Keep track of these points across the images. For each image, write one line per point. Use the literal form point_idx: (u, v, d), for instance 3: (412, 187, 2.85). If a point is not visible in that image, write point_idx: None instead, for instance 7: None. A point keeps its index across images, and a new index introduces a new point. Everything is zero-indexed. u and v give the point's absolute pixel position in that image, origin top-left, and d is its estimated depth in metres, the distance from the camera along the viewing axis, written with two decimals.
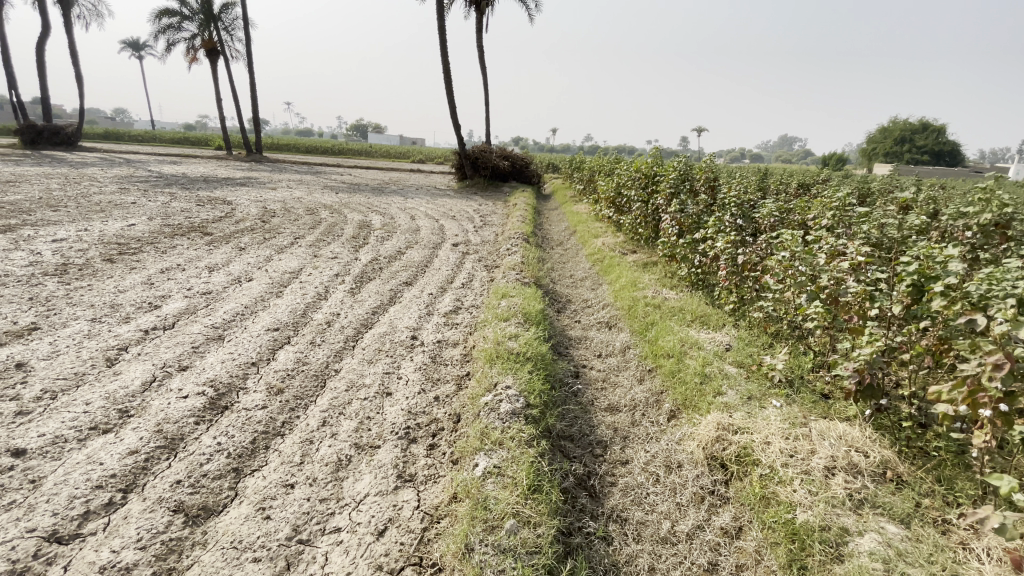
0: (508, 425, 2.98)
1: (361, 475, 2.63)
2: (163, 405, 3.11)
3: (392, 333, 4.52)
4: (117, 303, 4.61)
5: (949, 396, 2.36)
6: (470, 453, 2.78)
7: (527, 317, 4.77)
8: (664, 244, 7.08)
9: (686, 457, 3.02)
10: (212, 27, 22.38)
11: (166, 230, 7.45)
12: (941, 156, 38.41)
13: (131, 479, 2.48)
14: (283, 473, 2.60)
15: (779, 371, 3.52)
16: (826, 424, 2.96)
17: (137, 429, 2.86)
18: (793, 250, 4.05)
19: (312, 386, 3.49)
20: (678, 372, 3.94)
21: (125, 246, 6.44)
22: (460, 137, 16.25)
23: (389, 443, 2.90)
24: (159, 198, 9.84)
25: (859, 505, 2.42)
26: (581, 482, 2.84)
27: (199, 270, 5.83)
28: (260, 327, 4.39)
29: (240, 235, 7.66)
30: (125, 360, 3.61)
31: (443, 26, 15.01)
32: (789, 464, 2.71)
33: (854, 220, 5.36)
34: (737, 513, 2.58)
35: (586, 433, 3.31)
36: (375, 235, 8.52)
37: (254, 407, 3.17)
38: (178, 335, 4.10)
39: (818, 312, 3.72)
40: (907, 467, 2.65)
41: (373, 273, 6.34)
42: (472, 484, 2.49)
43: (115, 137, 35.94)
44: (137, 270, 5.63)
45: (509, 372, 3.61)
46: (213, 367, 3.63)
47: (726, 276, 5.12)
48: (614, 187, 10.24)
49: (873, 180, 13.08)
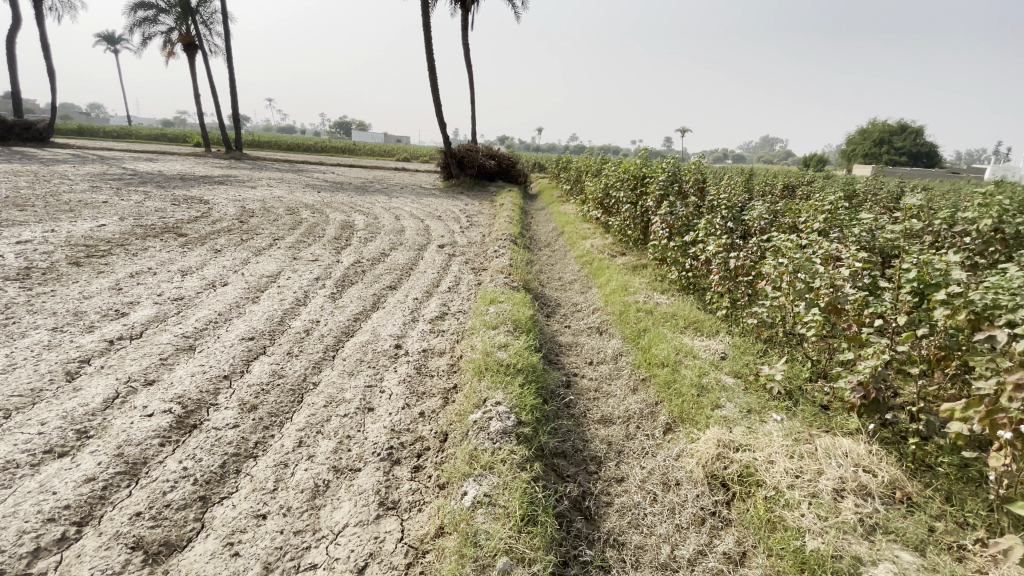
0: (499, 447, 2.81)
1: (340, 502, 2.43)
2: (125, 425, 2.87)
3: (375, 342, 4.31)
4: (82, 311, 4.33)
5: (964, 415, 2.28)
6: (458, 478, 2.60)
7: (517, 324, 4.60)
8: (654, 246, 6.96)
9: (685, 475, 2.88)
10: (190, 21, 21.70)
11: (138, 231, 7.11)
12: (918, 157, 39.27)
13: (87, 511, 2.25)
14: (254, 502, 2.39)
15: (778, 383, 3.40)
16: (830, 440, 2.84)
17: (96, 452, 2.63)
18: (791, 256, 3.92)
19: (289, 401, 3.28)
20: (673, 382, 3.80)
21: (93, 248, 6.11)
22: (446, 136, 16.07)
23: (371, 466, 2.70)
24: (132, 197, 9.44)
25: (871, 531, 2.31)
26: (577, 505, 2.68)
27: (172, 274, 5.55)
28: (234, 336, 4.15)
29: (217, 236, 7.36)
30: (87, 375, 3.35)
31: (429, 24, 14.82)
32: (795, 486, 2.58)
33: (845, 223, 5.32)
34: (741, 538, 2.44)
35: (579, 448, 3.15)
36: (357, 236, 8.26)
37: (224, 426, 2.95)
38: (146, 345, 3.84)
39: (817, 320, 3.59)
40: (916, 486, 2.55)
41: (355, 277, 6.11)
42: (460, 516, 2.31)
43: (90, 132, 34.98)
44: (105, 274, 5.32)
45: (499, 387, 3.42)
46: (182, 382, 3.39)
47: (719, 281, 4.99)
48: (601, 188, 10.12)
49: (856, 180, 13.34)
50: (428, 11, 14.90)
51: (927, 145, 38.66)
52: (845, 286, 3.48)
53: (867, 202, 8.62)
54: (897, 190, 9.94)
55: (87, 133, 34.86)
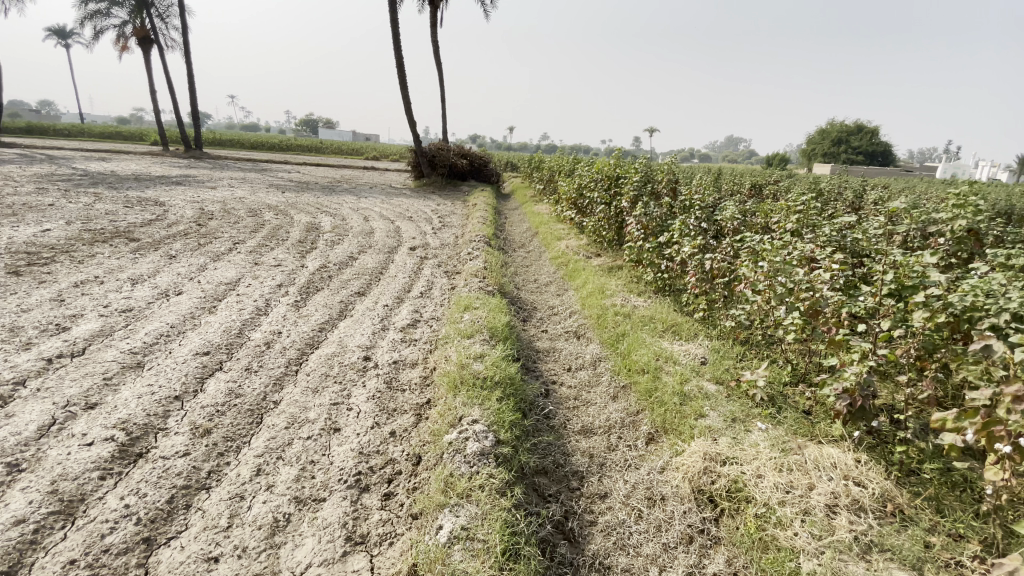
0: (476, 471, 2.63)
1: (302, 539, 2.22)
2: (61, 456, 2.56)
3: (343, 354, 4.06)
4: (18, 325, 3.95)
5: (956, 426, 2.26)
6: (432, 508, 2.41)
7: (493, 333, 4.42)
8: (630, 248, 6.87)
9: (671, 490, 2.76)
10: (145, 14, 20.71)
11: (85, 236, 6.63)
12: (873, 156, 40.77)
13: (15, 559, 1.97)
14: (206, 542, 2.15)
15: (761, 390, 3.33)
16: (818, 451, 2.79)
17: (27, 489, 2.33)
18: (771, 260, 3.87)
19: (247, 423, 3.03)
20: (655, 391, 3.69)
21: (35, 255, 5.64)
22: (416, 135, 15.74)
23: (337, 495, 2.49)
24: (81, 199, 8.86)
25: (867, 549, 2.23)
26: (559, 527, 2.53)
27: (121, 282, 5.16)
28: (188, 351, 3.84)
29: (173, 240, 6.94)
30: (20, 399, 3.01)
31: (396, 19, 14.43)
32: (786, 502, 2.50)
33: (817, 223, 5.32)
34: (732, 558, 2.33)
35: (560, 464, 3.01)
36: (324, 239, 7.93)
37: (173, 455, 2.67)
38: (89, 364, 3.51)
39: (796, 323, 3.53)
40: (905, 497, 2.50)
41: (321, 283, 5.82)
42: (436, 555, 2.11)
43: (39, 131, 33.32)
44: (46, 284, 4.90)
45: (475, 403, 3.24)
46: (127, 405, 3.08)
47: (696, 283, 4.91)
48: (575, 188, 10.01)
49: (819, 180, 13.60)
50: (396, 8, 14.48)
51: (882, 145, 40.21)
52: (824, 288, 3.44)
53: (834, 201, 8.78)
54: (860, 189, 10.16)
55: (35, 132, 33.03)
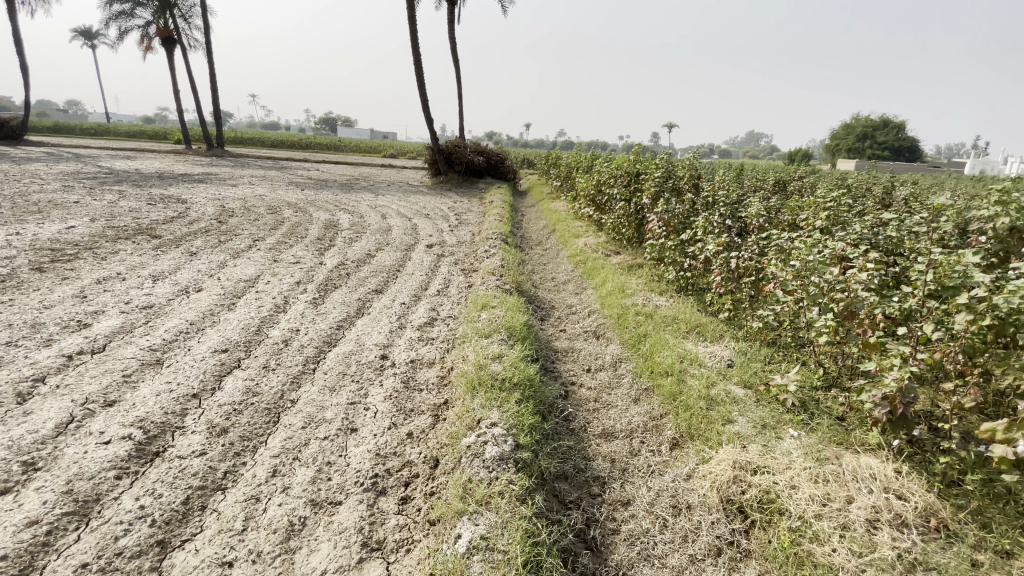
0: (495, 476, 2.56)
1: (317, 544, 2.16)
2: (78, 455, 2.55)
3: (360, 352, 4.01)
4: (41, 322, 3.99)
5: (1009, 439, 2.09)
6: (450, 515, 2.34)
7: (511, 332, 4.33)
8: (651, 246, 6.72)
9: (698, 499, 2.64)
10: (168, 15, 21.02)
11: (108, 233, 6.72)
12: (901, 152, 39.60)
13: (28, 561, 1.95)
14: (220, 546, 2.11)
15: (792, 395, 3.18)
16: (855, 462, 2.64)
17: (43, 489, 2.32)
18: (802, 258, 3.70)
19: (263, 422, 2.99)
20: (680, 394, 3.57)
21: (59, 253, 5.72)
22: (433, 133, 15.70)
23: (353, 499, 2.43)
24: (105, 197, 9.00)
25: (911, 568, 2.09)
26: (581, 535, 2.44)
27: (142, 279, 5.20)
28: (206, 349, 3.83)
29: (193, 237, 7.00)
30: (40, 396, 3.02)
31: (413, 17, 14.39)
32: (822, 516, 2.38)
33: (848, 219, 5.10)
34: (764, 572, 2.22)
35: (581, 468, 2.92)
36: (342, 236, 7.93)
37: (190, 454, 2.64)
38: (109, 361, 3.51)
39: (829, 326, 3.35)
40: (950, 511, 2.36)
41: (339, 280, 5.80)
42: (455, 566, 2.04)
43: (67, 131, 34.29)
44: (70, 281, 4.96)
45: (493, 405, 3.16)
46: (145, 402, 3.07)
47: (721, 282, 4.76)
48: (594, 185, 9.84)
49: (844, 176, 13.20)
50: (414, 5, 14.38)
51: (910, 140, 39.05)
52: (859, 289, 3.25)
53: (863, 198, 8.47)
54: (888, 185, 9.80)
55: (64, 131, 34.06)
